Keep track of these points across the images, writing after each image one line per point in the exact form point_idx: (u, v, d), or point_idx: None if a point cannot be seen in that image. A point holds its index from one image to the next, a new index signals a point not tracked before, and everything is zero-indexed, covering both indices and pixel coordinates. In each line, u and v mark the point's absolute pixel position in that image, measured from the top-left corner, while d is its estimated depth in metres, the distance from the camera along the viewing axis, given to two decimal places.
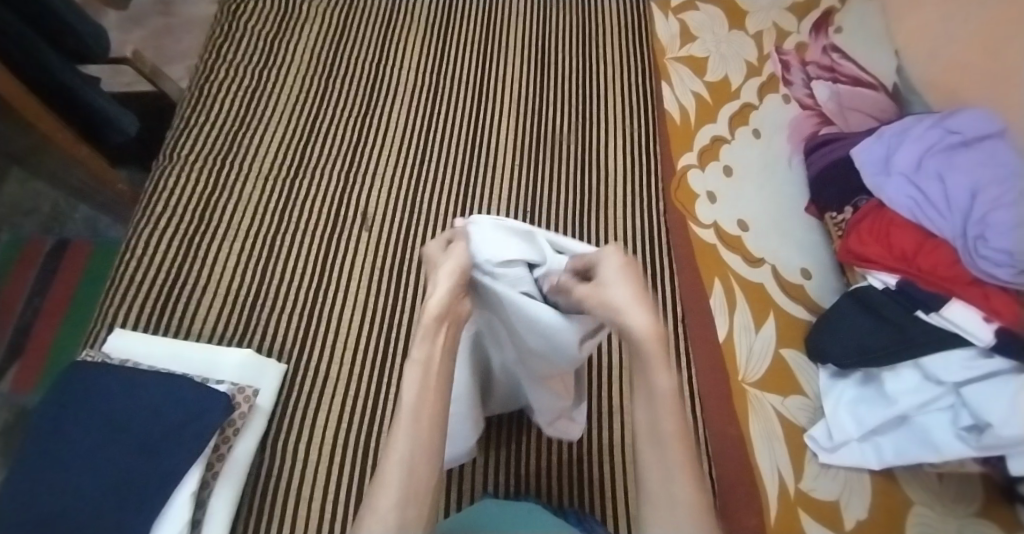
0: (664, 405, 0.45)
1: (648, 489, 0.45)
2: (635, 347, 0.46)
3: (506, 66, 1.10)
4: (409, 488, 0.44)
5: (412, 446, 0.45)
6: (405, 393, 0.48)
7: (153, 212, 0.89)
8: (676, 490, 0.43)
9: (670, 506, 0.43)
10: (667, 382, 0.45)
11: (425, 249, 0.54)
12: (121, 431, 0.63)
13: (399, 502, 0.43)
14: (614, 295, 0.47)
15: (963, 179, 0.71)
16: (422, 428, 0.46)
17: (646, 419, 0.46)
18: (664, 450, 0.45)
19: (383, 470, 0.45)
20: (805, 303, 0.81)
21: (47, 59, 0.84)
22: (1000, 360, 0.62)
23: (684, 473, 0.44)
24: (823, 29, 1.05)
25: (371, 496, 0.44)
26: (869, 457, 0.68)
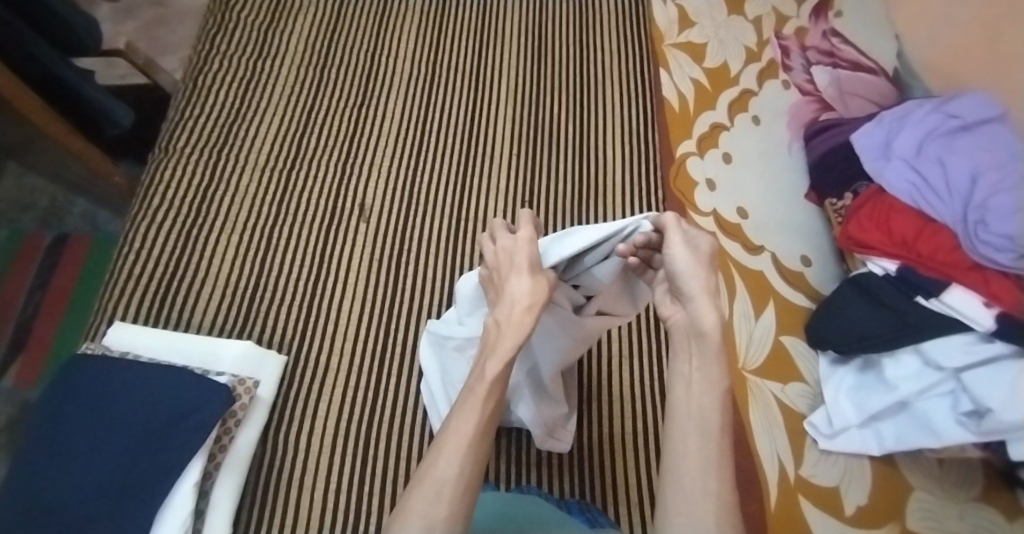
0: (712, 396, 0.45)
1: (680, 478, 0.43)
2: (700, 336, 0.46)
3: (504, 53, 1.09)
4: (462, 503, 0.42)
5: (470, 457, 0.44)
6: (470, 403, 0.46)
7: (150, 205, 0.88)
8: (708, 481, 0.42)
9: (700, 496, 0.42)
10: (722, 379, 0.45)
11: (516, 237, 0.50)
12: (122, 423, 0.63)
13: (450, 516, 0.41)
14: (699, 271, 0.46)
15: (963, 163, 0.70)
16: (480, 443, 0.45)
17: (689, 407, 0.45)
18: (703, 441, 0.44)
19: (436, 479, 0.43)
20: (806, 292, 0.81)
21: (39, 51, 0.83)
22: (1000, 345, 0.61)
23: (721, 469, 0.43)
24: (823, 14, 1.04)
25: (419, 503, 0.42)
26: (870, 443, 0.68)
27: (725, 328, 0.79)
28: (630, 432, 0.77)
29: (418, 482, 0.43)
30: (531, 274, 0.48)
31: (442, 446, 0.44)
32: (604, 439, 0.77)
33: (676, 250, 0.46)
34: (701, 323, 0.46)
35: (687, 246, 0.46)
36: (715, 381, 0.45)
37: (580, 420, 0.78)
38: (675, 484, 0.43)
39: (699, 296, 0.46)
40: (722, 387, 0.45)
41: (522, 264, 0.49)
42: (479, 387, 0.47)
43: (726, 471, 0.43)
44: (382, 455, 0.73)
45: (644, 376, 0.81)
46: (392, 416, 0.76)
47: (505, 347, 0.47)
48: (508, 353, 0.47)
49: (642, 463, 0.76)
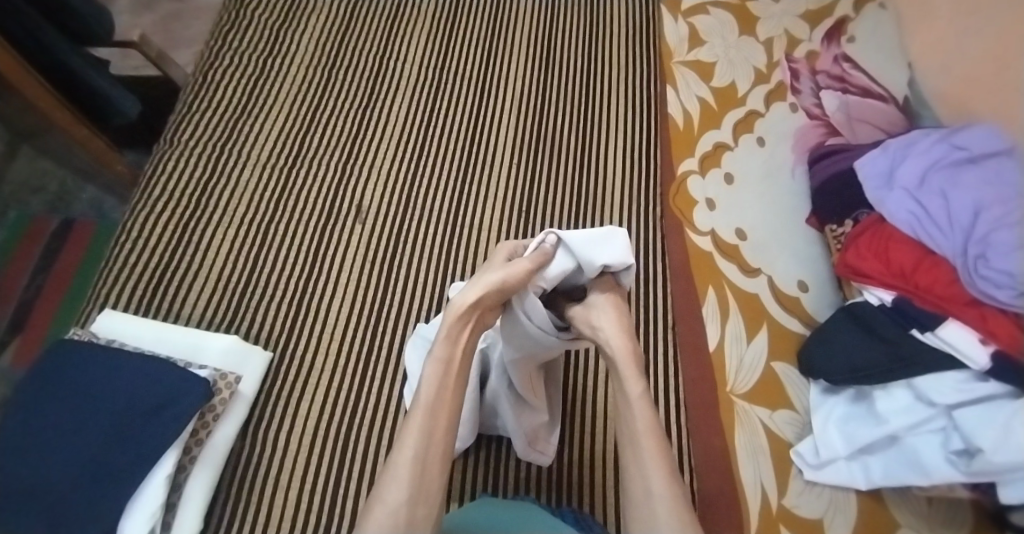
0: (640, 408, 0.53)
1: (633, 490, 0.50)
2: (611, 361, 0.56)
3: (512, 63, 1.10)
4: (419, 484, 0.47)
5: (424, 442, 0.49)
6: (421, 389, 0.53)
7: (150, 195, 0.89)
8: (651, 482, 0.49)
9: (647, 499, 0.49)
10: (639, 388, 0.54)
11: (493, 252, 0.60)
12: (100, 410, 0.64)
13: (410, 499, 0.47)
14: (597, 314, 0.56)
15: (966, 196, 0.68)
16: (436, 428, 0.51)
17: (626, 426, 0.53)
18: (638, 451, 0.51)
19: (394, 466, 0.48)
20: (800, 317, 0.79)
21: (48, 38, 0.85)
22: (995, 384, 0.59)
23: (659, 466, 0.50)
24: (835, 38, 1.03)
25: (381, 489, 0.47)
26: (857, 477, 0.67)
27: (715, 350, 0.79)
28: (612, 451, 0.76)
29: (381, 470, 0.49)
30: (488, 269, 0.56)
31: (401, 435, 0.50)
32: (586, 457, 0.76)
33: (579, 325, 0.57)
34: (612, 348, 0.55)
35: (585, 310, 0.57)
36: (632, 394, 0.54)
37: (563, 434, 0.77)
38: (630, 496, 0.50)
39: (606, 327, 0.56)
40: (641, 396, 0.54)
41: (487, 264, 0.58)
42: (429, 373, 0.53)
43: (664, 469, 0.50)
44: (359, 458, 0.73)
45: None
46: (374, 418, 0.76)
47: (445, 328, 0.55)
48: (446, 333, 0.54)
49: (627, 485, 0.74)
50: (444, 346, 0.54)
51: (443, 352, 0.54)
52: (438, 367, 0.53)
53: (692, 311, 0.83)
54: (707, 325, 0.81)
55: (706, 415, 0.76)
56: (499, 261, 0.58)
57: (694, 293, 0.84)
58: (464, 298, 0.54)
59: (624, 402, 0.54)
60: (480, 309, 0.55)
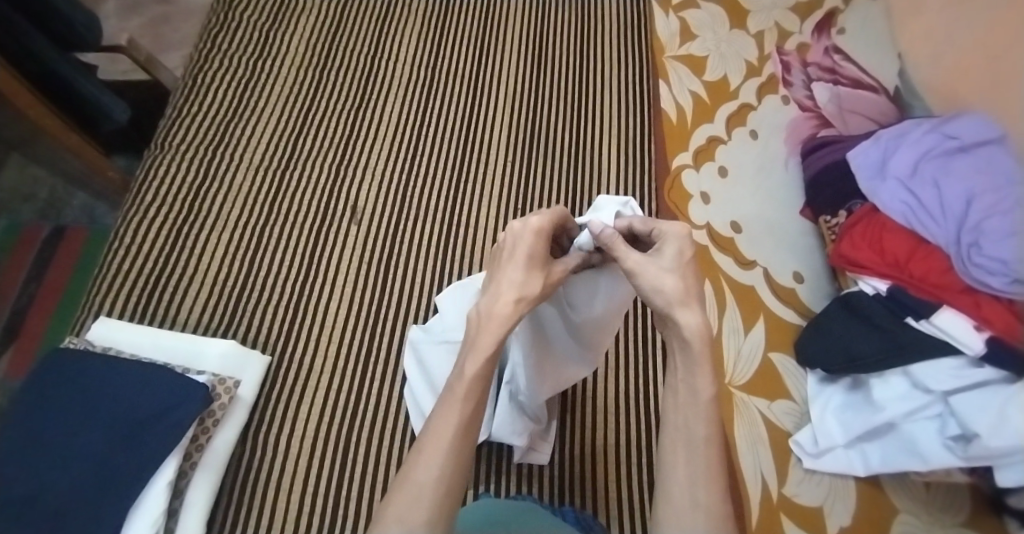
0: (703, 410, 0.42)
1: (672, 501, 0.40)
2: (682, 342, 0.42)
3: (504, 60, 1.09)
4: (441, 508, 0.40)
5: (453, 463, 0.41)
6: (452, 399, 0.43)
7: (143, 201, 0.89)
8: (696, 492, 0.40)
9: (691, 514, 0.39)
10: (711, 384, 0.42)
11: (530, 219, 0.47)
12: (99, 418, 0.63)
13: (430, 521, 0.39)
14: (665, 273, 0.44)
15: (959, 185, 0.69)
16: (466, 443, 0.42)
17: (678, 422, 0.42)
18: (691, 459, 0.41)
19: (415, 483, 0.40)
20: (796, 308, 0.80)
21: (36, 43, 0.84)
22: (989, 370, 0.60)
23: (712, 481, 0.40)
24: (825, 31, 1.04)
25: (396, 503, 0.39)
26: (856, 463, 0.68)
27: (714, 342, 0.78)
28: (614, 444, 0.77)
29: (398, 482, 0.41)
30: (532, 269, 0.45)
31: (425, 443, 0.42)
32: (587, 453, 0.76)
33: (637, 279, 0.44)
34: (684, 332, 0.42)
35: (642, 258, 0.45)
36: (702, 394, 0.42)
37: (563, 430, 0.78)
38: (668, 505, 0.40)
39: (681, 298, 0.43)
40: (712, 396, 0.42)
41: (520, 255, 0.45)
42: (462, 380, 0.43)
43: (715, 479, 0.40)
44: (360, 459, 0.73)
45: (632, 390, 0.80)
46: (374, 422, 0.76)
47: (489, 344, 0.44)
48: (492, 349, 0.44)
49: (624, 474, 0.75)
50: (487, 361, 0.44)
51: (482, 365, 0.44)
52: (476, 385, 0.43)
53: None
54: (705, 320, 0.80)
55: None
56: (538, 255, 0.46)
57: None
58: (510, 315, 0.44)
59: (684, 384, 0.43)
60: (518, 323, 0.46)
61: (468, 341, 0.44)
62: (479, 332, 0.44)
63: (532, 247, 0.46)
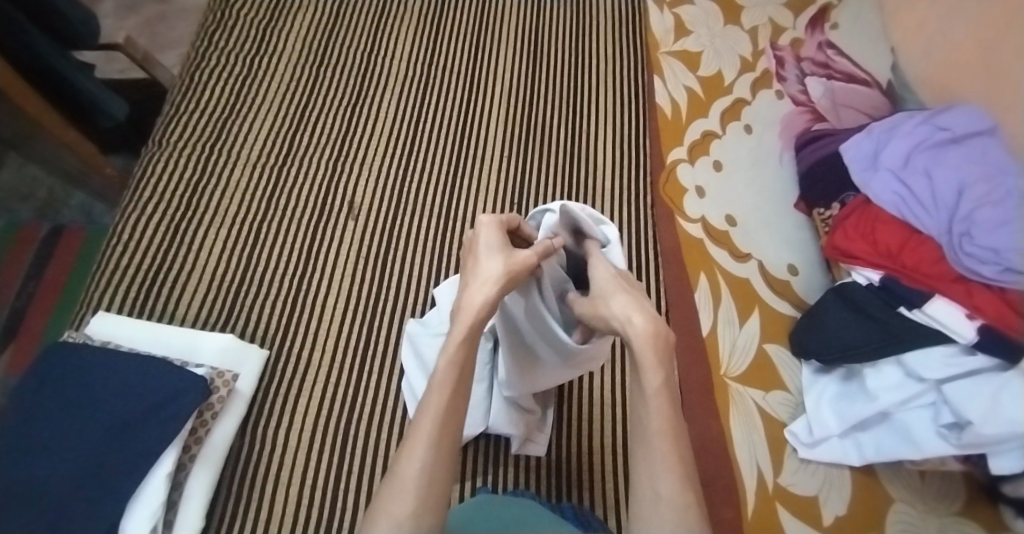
0: (655, 404, 0.46)
1: (640, 494, 0.45)
2: (630, 348, 0.48)
3: (500, 57, 1.10)
4: (427, 498, 0.43)
5: (433, 452, 0.45)
6: (430, 394, 0.47)
7: (141, 197, 0.89)
8: (659, 484, 0.44)
9: (654, 504, 0.43)
10: (658, 380, 0.46)
11: (481, 221, 0.55)
12: (97, 411, 0.64)
13: (416, 511, 0.43)
14: (608, 302, 0.51)
15: (950, 176, 0.69)
16: (445, 436, 0.46)
17: (639, 420, 0.47)
18: (649, 453, 0.45)
19: (399, 477, 0.44)
20: (791, 301, 0.80)
21: (36, 41, 0.85)
22: (983, 358, 0.60)
23: (670, 470, 0.44)
24: (818, 26, 1.05)
25: (385, 499, 0.43)
26: (850, 453, 0.68)
27: (709, 334, 0.79)
28: (610, 437, 0.77)
29: (385, 480, 0.45)
30: (495, 256, 0.51)
31: (409, 441, 0.46)
32: (584, 445, 0.77)
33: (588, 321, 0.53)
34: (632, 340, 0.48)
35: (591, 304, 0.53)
36: (648, 389, 0.46)
37: (560, 421, 0.78)
38: (636, 497, 0.45)
39: (624, 312, 0.49)
40: (659, 391, 0.46)
41: (480, 247, 0.53)
42: (437, 378, 0.48)
43: (673, 467, 0.44)
44: (359, 451, 0.74)
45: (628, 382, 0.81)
46: (372, 414, 0.76)
47: (461, 331, 0.49)
48: (463, 338, 0.49)
49: (620, 466, 0.75)
50: (459, 351, 0.49)
51: (457, 356, 0.49)
52: (451, 373, 0.48)
53: (684, 295, 0.83)
54: (700, 312, 0.81)
55: (700, 398, 0.75)
56: (496, 242, 0.53)
57: (686, 280, 0.84)
58: (478, 298, 0.50)
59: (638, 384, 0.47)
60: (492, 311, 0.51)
61: (446, 339, 0.50)
62: (455, 324, 0.50)
63: (492, 236, 0.53)
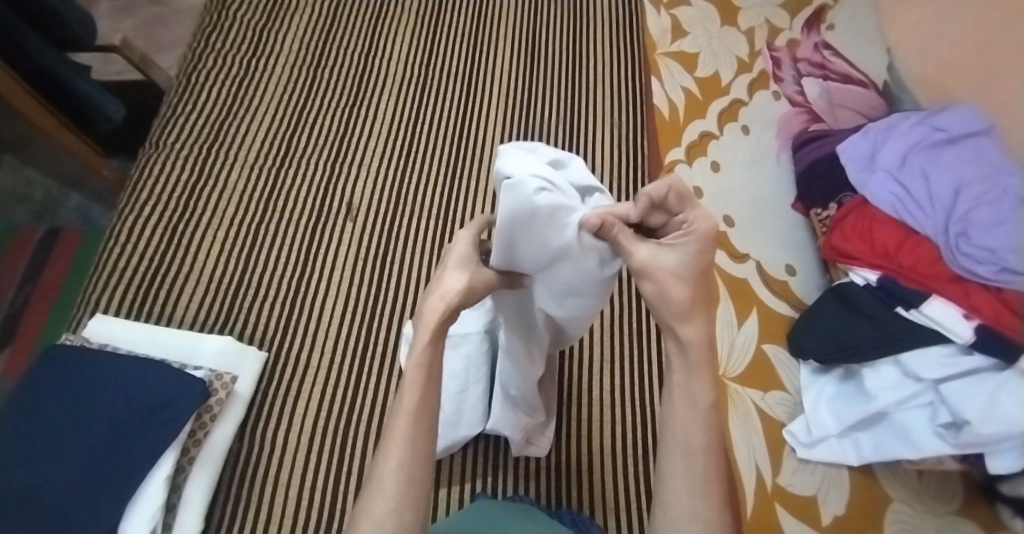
0: (703, 419, 0.45)
1: (671, 502, 0.45)
2: (684, 355, 0.46)
3: (497, 58, 1.10)
4: (407, 495, 0.43)
5: (411, 448, 0.45)
6: (401, 395, 0.47)
7: (138, 199, 0.89)
8: (695, 500, 0.44)
9: (689, 518, 0.44)
10: (709, 398, 0.45)
11: (456, 235, 0.53)
12: (94, 415, 0.64)
13: (397, 507, 0.42)
14: (672, 285, 0.45)
15: (947, 177, 0.70)
16: (421, 432, 0.46)
17: (679, 427, 0.46)
18: (689, 465, 0.45)
19: (379, 477, 0.44)
20: (789, 300, 0.81)
21: (30, 42, 0.84)
22: (980, 357, 0.60)
23: (708, 490, 0.44)
24: (815, 27, 1.05)
25: (366, 501, 0.43)
26: (849, 453, 0.68)
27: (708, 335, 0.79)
28: (609, 439, 0.77)
29: (365, 483, 0.44)
30: (459, 270, 0.50)
31: (384, 441, 0.46)
32: (583, 445, 0.77)
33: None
34: (684, 339, 0.46)
35: (657, 255, 0.45)
36: (700, 402, 0.46)
37: (559, 423, 0.78)
38: (666, 504, 0.45)
39: (689, 314, 0.45)
40: (710, 408, 0.45)
41: (449, 261, 0.52)
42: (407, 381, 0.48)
43: (712, 486, 0.44)
44: (358, 453, 0.74)
45: (624, 383, 0.81)
46: (371, 416, 0.76)
47: (424, 336, 0.49)
48: (427, 340, 0.49)
49: (619, 467, 0.75)
50: (424, 352, 0.49)
51: (423, 357, 0.49)
52: (419, 373, 0.48)
53: None
54: None
55: None
56: (467, 257, 0.51)
57: None
58: (441, 307, 0.49)
59: (686, 395, 0.46)
60: (454, 318, 0.51)
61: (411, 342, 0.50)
62: (418, 329, 0.50)
63: (464, 247, 0.52)
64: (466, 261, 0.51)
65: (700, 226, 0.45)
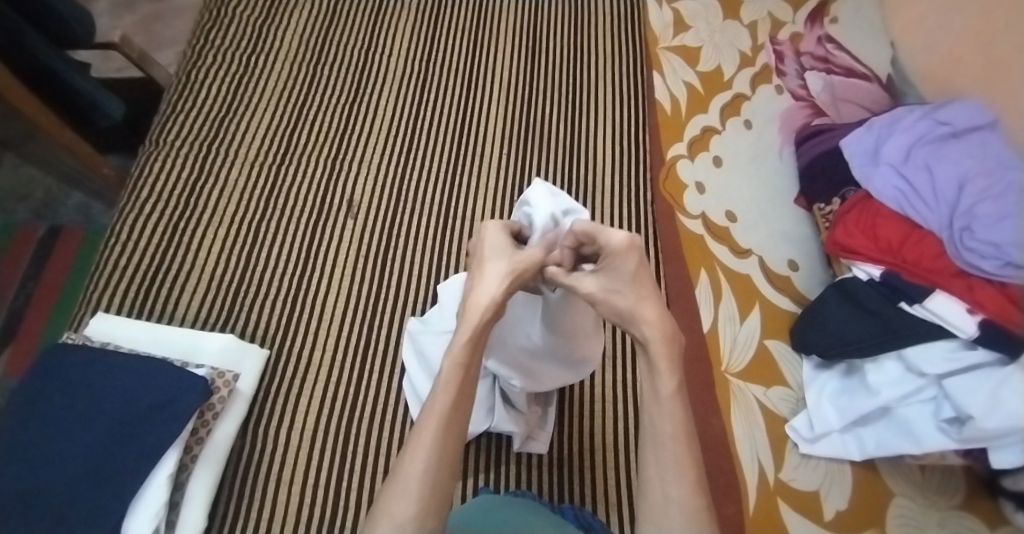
0: (669, 408, 0.45)
1: (648, 491, 0.45)
2: (646, 352, 0.47)
3: (497, 53, 1.10)
4: (430, 498, 0.43)
5: (437, 453, 0.45)
6: (435, 395, 0.47)
7: (139, 196, 0.89)
8: (670, 488, 0.44)
9: (664, 506, 0.44)
10: (672, 384, 0.45)
11: (488, 227, 0.55)
12: (97, 413, 0.64)
13: (419, 511, 0.43)
14: (618, 296, 0.49)
15: (951, 171, 0.69)
16: (450, 436, 0.46)
17: (650, 419, 0.46)
18: (660, 454, 0.45)
19: (403, 477, 0.44)
20: (792, 296, 0.81)
21: (29, 40, 0.84)
22: (984, 352, 0.60)
23: (681, 473, 0.44)
24: (818, 20, 1.04)
25: (388, 500, 0.43)
26: (851, 448, 0.68)
27: (709, 331, 0.79)
28: (611, 435, 0.77)
29: (387, 480, 0.45)
30: (499, 260, 0.51)
31: (411, 440, 0.46)
32: (585, 442, 0.77)
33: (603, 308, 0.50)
34: (646, 336, 0.48)
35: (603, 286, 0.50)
36: (663, 393, 0.46)
37: (561, 420, 0.78)
38: (645, 495, 0.45)
39: (637, 309, 0.48)
40: (673, 395, 0.45)
41: (485, 253, 0.52)
42: (443, 382, 0.48)
43: (686, 472, 0.44)
44: (361, 451, 0.74)
45: (629, 379, 0.81)
46: (374, 414, 0.76)
47: (467, 334, 0.49)
48: (469, 338, 0.49)
49: (621, 463, 0.75)
50: (464, 350, 0.48)
51: (462, 355, 0.48)
52: (456, 373, 0.48)
53: (684, 292, 0.83)
54: (701, 308, 0.81)
55: (701, 393, 0.74)
56: (504, 245, 0.52)
57: (686, 275, 0.84)
58: (487, 302, 0.49)
59: (653, 388, 0.47)
60: (499, 313, 0.51)
61: (452, 338, 0.49)
62: (460, 325, 0.49)
63: (498, 237, 0.53)
64: (505, 251, 0.52)
65: (616, 239, 0.48)
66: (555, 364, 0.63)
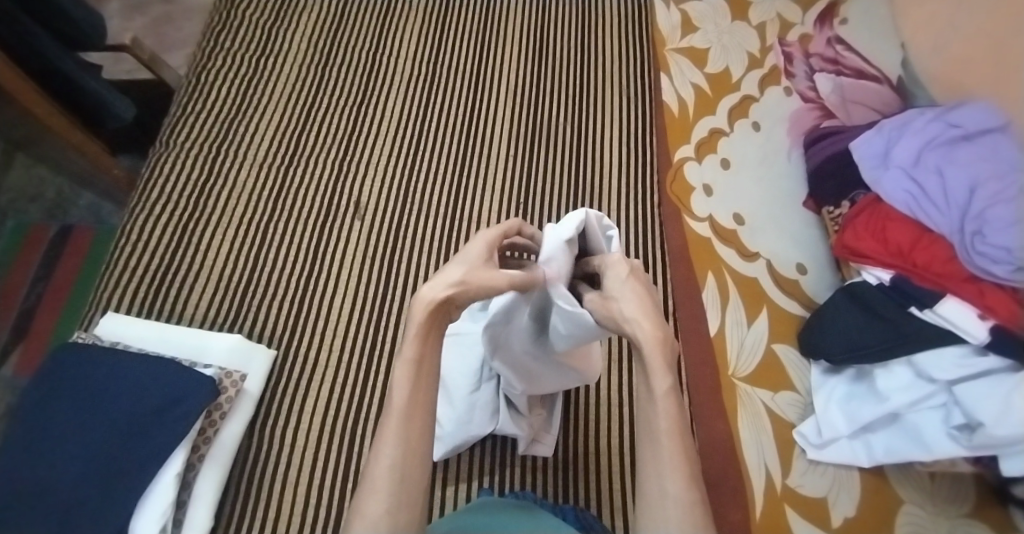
0: (664, 405, 0.45)
1: (644, 489, 0.44)
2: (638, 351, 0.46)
3: (505, 55, 1.10)
4: (401, 494, 0.43)
5: (403, 449, 0.45)
6: (392, 391, 0.47)
7: (148, 198, 0.89)
8: (666, 485, 0.43)
9: (661, 504, 0.43)
10: (666, 383, 0.44)
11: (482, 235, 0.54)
12: (105, 412, 0.64)
13: (391, 508, 0.43)
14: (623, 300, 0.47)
15: (962, 174, 0.68)
16: (413, 431, 0.46)
17: (646, 417, 0.46)
18: (657, 451, 0.44)
19: (372, 476, 0.44)
20: (800, 300, 0.80)
21: (41, 42, 0.85)
22: (995, 359, 0.59)
23: (677, 469, 0.43)
24: (827, 21, 1.03)
25: (360, 500, 0.43)
26: (860, 455, 0.68)
27: (716, 334, 0.78)
28: (617, 439, 0.77)
29: (359, 482, 0.45)
30: (459, 264, 0.50)
31: (377, 438, 0.46)
32: (590, 445, 0.76)
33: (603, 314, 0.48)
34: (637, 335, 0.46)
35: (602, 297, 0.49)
36: (656, 390, 0.45)
37: (567, 422, 0.78)
38: (641, 493, 0.44)
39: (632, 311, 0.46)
40: (668, 393, 0.45)
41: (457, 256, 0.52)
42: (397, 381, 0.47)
43: (680, 468, 0.43)
44: (366, 452, 0.74)
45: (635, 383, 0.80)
46: (379, 416, 0.76)
47: (415, 328, 0.48)
48: (417, 333, 0.48)
49: (627, 466, 0.75)
50: (414, 345, 0.48)
51: (412, 351, 0.48)
52: (408, 368, 0.47)
53: (690, 293, 0.82)
54: (708, 312, 0.80)
55: (707, 398, 0.74)
56: (477, 254, 0.52)
57: (692, 278, 0.83)
58: (434, 295, 0.48)
59: (646, 386, 0.46)
60: (447, 310, 0.49)
61: (403, 334, 0.49)
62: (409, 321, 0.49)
63: (477, 246, 0.53)
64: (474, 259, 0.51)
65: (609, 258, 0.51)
66: (556, 374, 0.64)
